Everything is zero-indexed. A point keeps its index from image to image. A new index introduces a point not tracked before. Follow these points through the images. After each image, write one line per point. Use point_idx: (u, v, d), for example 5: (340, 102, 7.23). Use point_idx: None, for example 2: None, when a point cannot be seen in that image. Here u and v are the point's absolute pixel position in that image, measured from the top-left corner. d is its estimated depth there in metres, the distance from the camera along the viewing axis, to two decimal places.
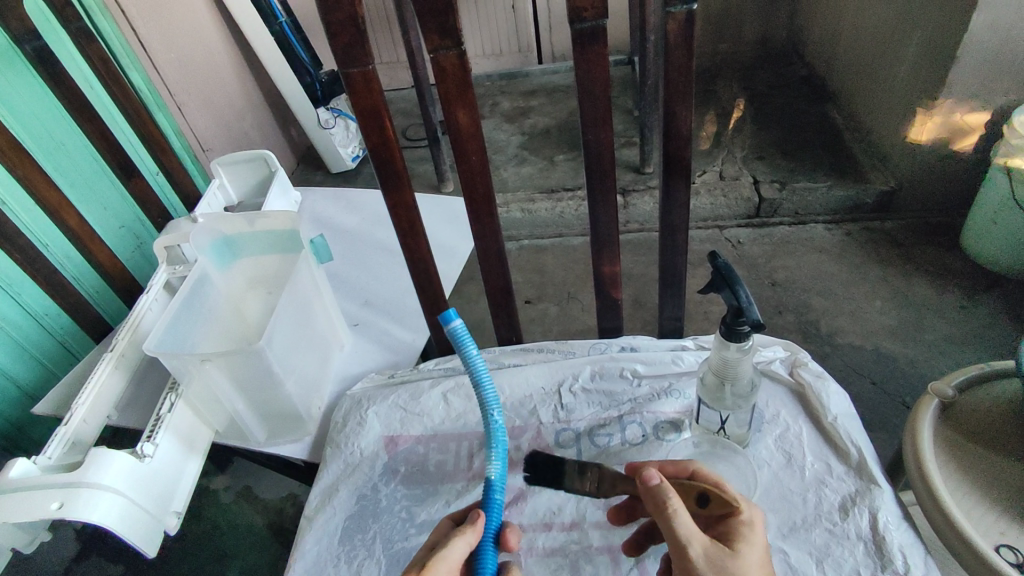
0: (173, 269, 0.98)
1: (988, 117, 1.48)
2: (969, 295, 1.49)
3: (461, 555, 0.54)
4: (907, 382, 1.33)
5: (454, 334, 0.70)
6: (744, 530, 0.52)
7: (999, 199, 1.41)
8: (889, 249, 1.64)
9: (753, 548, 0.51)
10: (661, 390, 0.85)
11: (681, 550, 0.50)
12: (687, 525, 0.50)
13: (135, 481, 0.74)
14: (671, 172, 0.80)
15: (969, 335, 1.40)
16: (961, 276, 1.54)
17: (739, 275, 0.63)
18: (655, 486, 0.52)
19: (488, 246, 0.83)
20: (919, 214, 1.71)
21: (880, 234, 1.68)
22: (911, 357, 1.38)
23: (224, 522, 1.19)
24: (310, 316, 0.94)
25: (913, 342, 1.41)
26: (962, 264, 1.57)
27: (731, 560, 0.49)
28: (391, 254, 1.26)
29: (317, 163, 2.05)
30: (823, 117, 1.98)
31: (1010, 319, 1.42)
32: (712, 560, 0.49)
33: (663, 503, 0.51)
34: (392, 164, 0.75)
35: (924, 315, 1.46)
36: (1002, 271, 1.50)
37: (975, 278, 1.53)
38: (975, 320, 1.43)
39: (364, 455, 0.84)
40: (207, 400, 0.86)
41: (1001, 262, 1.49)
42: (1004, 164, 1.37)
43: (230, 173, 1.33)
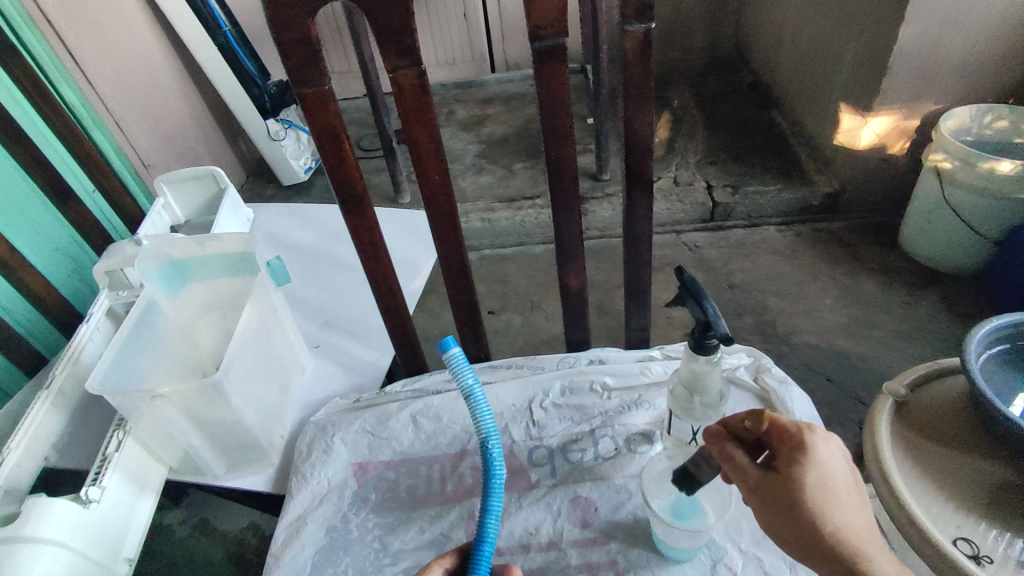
0: (116, 294, 0.92)
1: (918, 122, 1.57)
2: (912, 291, 1.57)
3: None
4: (860, 376, 1.39)
5: (453, 362, 0.64)
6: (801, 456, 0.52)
7: (932, 201, 1.52)
8: (838, 249, 1.71)
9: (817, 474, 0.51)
10: (631, 402, 0.85)
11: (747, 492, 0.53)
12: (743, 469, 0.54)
13: (79, 530, 0.70)
14: (632, 186, 0.81)
15: (914, 329, 1.47)
16: (903, 273, 1.62)
17: (704, 289, 0.63)
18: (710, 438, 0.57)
19: (452, 264, 0.82)
20: (862, 215, 1.79)
21: (827, 234, 1.75)
22: (863, 352, 1.43)
23: (181, 558, 1.13)
24: (269, 342, 0.91)
25: (863, 338, 1.47)
26: (903, 262, 1.65)
27: (791, 492, 0.51)
28: (350, 271, 1.23)
29: (269, 176, 1.99)
30: (769, 122, 2.05)
31: (950, 313, 1.49)
32: (774, 497, 0.52)
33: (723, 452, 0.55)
34: (351, 185, 0.73)
35: (872, 311, 1.53)
36: (940, 267, 1.59)
37: (916, 274, 1.61)
38: (918, 314, 1.50)
39: (331, 485, 0.81)
40: (158, 435, 0.81)
41: (940, 262, 1.58)
42: (934, 169, 1.47)
43: (177, 192, 1.29)
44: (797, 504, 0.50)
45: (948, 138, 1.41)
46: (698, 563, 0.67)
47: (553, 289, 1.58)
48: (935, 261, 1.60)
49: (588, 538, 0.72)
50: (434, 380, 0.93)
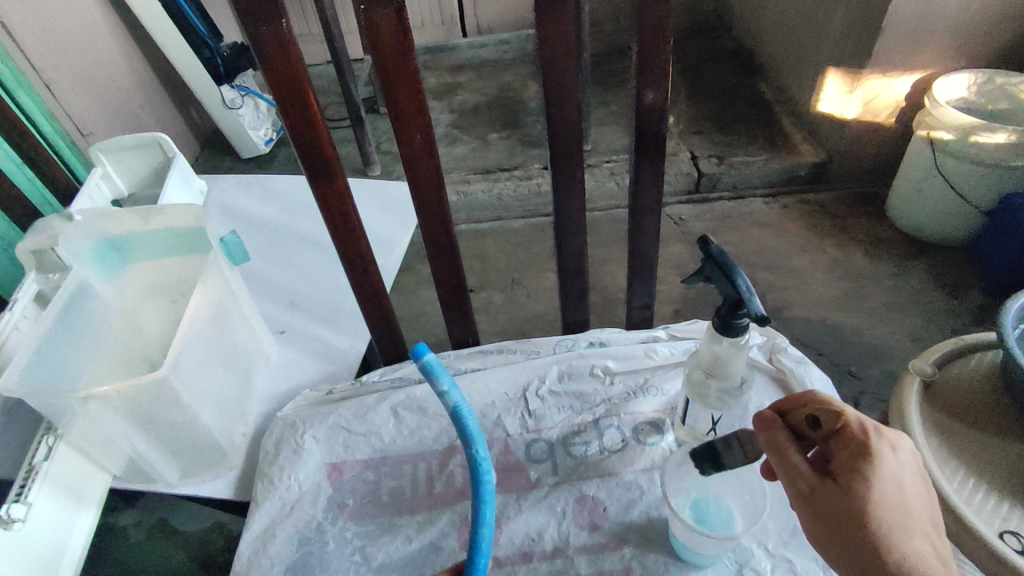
0: (46, 278, 0.76)
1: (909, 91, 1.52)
2: (900, 262, 1.52)
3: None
4: (853, 351, 1.34)
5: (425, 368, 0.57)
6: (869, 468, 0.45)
7: (922, 168, 1.46)
8: (824, 220, 1.65)
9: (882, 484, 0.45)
10: (637, 388, 0.77)
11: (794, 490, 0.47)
12: (795, 466, 0.47)
13: (3, 556, 0.59)
14: (642, 149, 0.72)
15: (907, 300, 1.43)
16: (889, 244, 1.57)
17: (735, 263, 0.55)
18: (762, 424, 0.49)
19: (438, 239, 0.72)
20: (848, 186, 1.73)
21: (813, 205, 1.70)
22: (856, 325, 1.38)
23: (136, 565, 1.02)
24: (227, 329, 0.79)
25: (857, 310, 1.42)
26: (891, 233, 1.60)
27: (847, 500, 0.45)
28: (318, 248, 1.11)
29: (224, 147, 1.83)
30: (752, 90, 1.97)
31: (938, 285, 1.45)
32: (827, 504, 0.45)
33: (771, 443, 0.48)
34: (320, 150, 0.62)
35: (862, 284, 1.48)
36: (926, 238, 1.55)
37: (904, 246, 1.56)
38: (907, 288, 1.46)
39: (302, 490, 0.71)
40: (97, 441, 0.70)
41: (927, 231, 1.54)
42: (927, 138, 1.42)
43: (117, 161, 1.14)
44: (854, 517, 0.44)
45: (945, 107, 1.35)
46: (722, 568, 0.61)
47: (536, 265, 1.49)
48: (922, 232, 1.55)
49: (597, 543, 0.64)
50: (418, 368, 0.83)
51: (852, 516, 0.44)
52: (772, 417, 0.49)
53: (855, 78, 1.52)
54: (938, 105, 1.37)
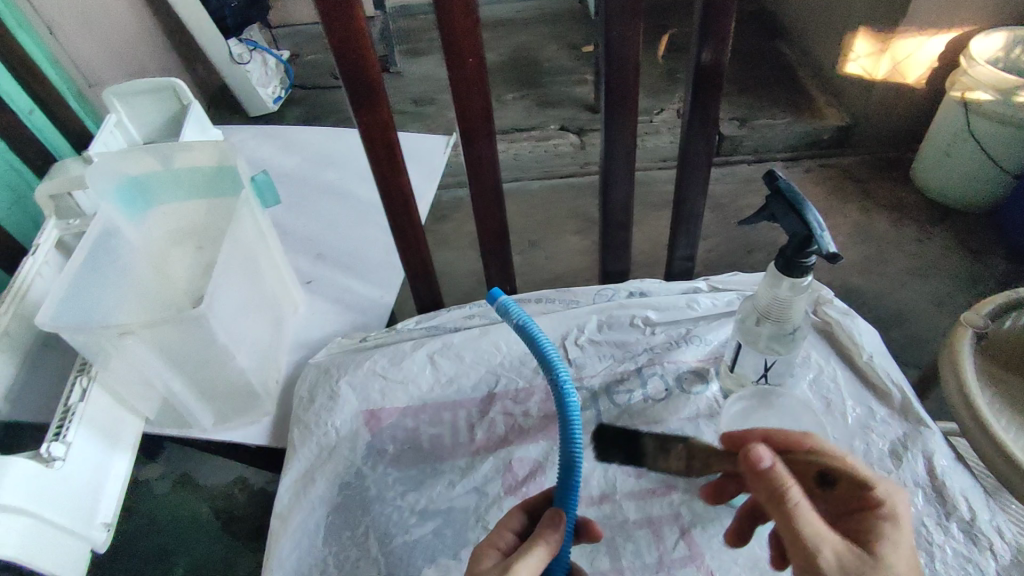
0: (66, 224, 0.76)
1: (947, 48, 1.39)
2: (923, 228, 1.39)
3: (540, 563, 0.46)
4: (873, 317, 1.25)
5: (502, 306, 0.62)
6: (884, 525, 0.44)
7: (952, 132, 1.32)
8: (846, 184, 1.51)
9: (899, 544, 0.43)
10: (679, 338, 0.76)
11: (808, 553, 0.41)
12: (811, 524, 0.42)
13: (46, 494, 0.58)
14: (697, 88, 0.69)
15: (927, 268, 1.32)
16: (913, 209, 1.44)
17: (804, 197, 0.53)
18: (768, 472, 0.44)
19: (483, 177, 0.71)
20: (871, 151, 1.58)
21: (836, 169, 1.54)
22: (876, 290, 1.29)
23: (162, 516, 1.02)
24: (259, 272, 0.77)
25: (876, 275, 1.31)
26: (914, 198, 1.46)
27: (870, 566, 0.41)
28: (340, 198, 1.07)
29: (231, 106, 1.77)
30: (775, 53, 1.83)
31: (962, 252, 1.34)
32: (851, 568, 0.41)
33: (784, 495, 0.43)
34: (367, 75, 0.59)
35: (883, 249, 1.36)
36: (952, 203, 1.41)
37: (927, 212, 1.43)
38: (931, 253, 1.34)
39: (340, 436, 0.70)
40: (133, 384, 0.69)
41: (955, 198, 1.40)
42: (961, 99, 1.27)
43: (130, 108, 1.07)
44: None
45: (985, 66, 1.21)
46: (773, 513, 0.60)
47: (553, 226, 1.45)
48: (947, 196, 1.41)
49: (646, 489, 0.64)
50: (453, 317, 0.82)
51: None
52: (779, 465, 0.44)
53: (886, 37, 1.40)
54: (976, 64, 1.23)
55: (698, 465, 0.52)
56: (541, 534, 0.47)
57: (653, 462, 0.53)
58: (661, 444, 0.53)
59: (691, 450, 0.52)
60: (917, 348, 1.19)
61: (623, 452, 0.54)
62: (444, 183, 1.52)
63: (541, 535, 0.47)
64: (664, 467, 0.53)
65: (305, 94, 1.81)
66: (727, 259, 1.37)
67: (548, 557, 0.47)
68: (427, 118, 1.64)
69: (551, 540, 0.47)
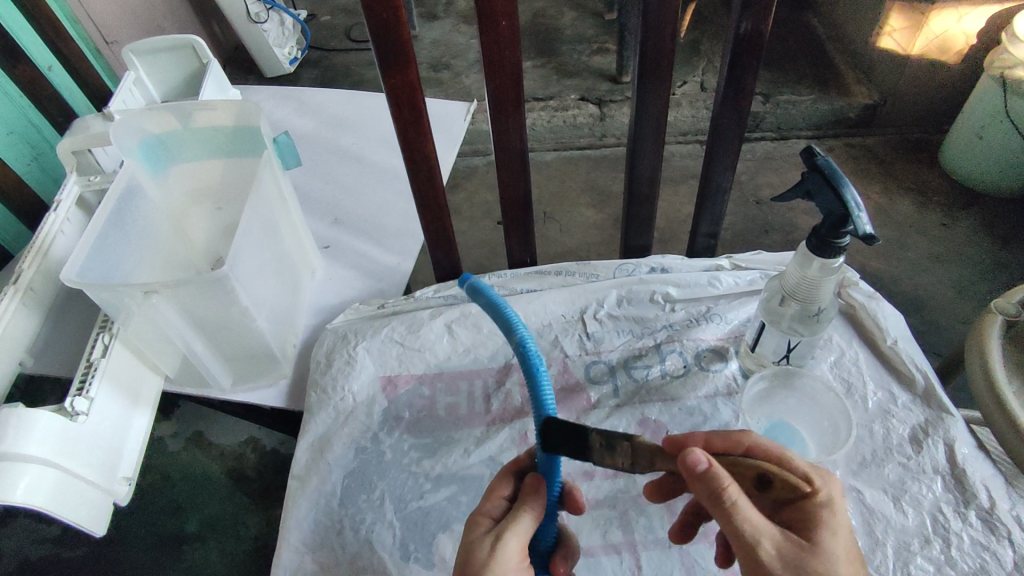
0: (87, 180, 0.75)
1: (983, 24, 1.32)
2: (949, 213, 1.36)
3: (528, 527, 0.47)
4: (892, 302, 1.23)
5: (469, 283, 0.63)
6: (824, 515, 0.44)
7: (988, 114, 1.26)
8: (870, 165, 1.47)
9: (838, 534, 0.44)
10: (699, 316, 0.75)
11: (750, 549, 0.42)
12: (750, 520, 0.42)
13: (70, 446, 0.59)
14: (734, 57, 0.67)
15: (950, 252, 1.29)
16: (939, 192, 1.40)
17: (843, 175, 0.51)
18: (706, 474, 0.42)
19: (510, 145, 0.70)
20: (898, 130, 1.53)
21: (859, 149, 1.50)
22: (895, 275, 1.26)
23: (176, 472, 1.04)
24: (278, 236, 0.77)
25: (896, 260, 1.29)
26: (940, 181, 1.42)
27: (810, 555, 0.42)
28: (357, 162, 1.05)
29: (245, 66, 1.74)
30: (800, 25, 1.71)
31: (987, 238, 1.31)
32: (790, 558, 0.42)
33: (720, 496, 0.42)
34: (395, 31, 0.57)
35: (905, 233, 1.33)
36: (980, 187, 1.37)
37: (954, 195, 1.39)
38: (955, 238, 1.31)
39: (358, 401, 0.70)
40: (153, 341, 0.69)
41: (980, 178, 1.36)
42: (999, 77, 1.21)
43: (150, 67, 1.05)
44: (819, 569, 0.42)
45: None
46: None
47: (568, 199, 1.43)
48: (976, 179, 1.37)
49: None
50: None
51: (816, 570, 0.42)
52: (716, 466, 0.42)
53: (920, 16, 1.33)
54: (1016, 40, 1.17)
55: (643, 463, 0.46)
56: (525, 500, 0.48)
57: (599, 458, 0.46)
58: (606, 441, 0.46)
59: (634, 447, 0.45)
60: (932, 334, 1.18)
61: (567, 443, 0.48)
62: (459, 151, 1.50)
63: (526, 501, 0.48)
64: (610, 463, 0.46)
65: (320, 56, 1.78)
66: (744, 238, 1.35)
67: (535, 521, 0.48)
68: (443, 84, 1.60)
69: (535, 505, 0.48)
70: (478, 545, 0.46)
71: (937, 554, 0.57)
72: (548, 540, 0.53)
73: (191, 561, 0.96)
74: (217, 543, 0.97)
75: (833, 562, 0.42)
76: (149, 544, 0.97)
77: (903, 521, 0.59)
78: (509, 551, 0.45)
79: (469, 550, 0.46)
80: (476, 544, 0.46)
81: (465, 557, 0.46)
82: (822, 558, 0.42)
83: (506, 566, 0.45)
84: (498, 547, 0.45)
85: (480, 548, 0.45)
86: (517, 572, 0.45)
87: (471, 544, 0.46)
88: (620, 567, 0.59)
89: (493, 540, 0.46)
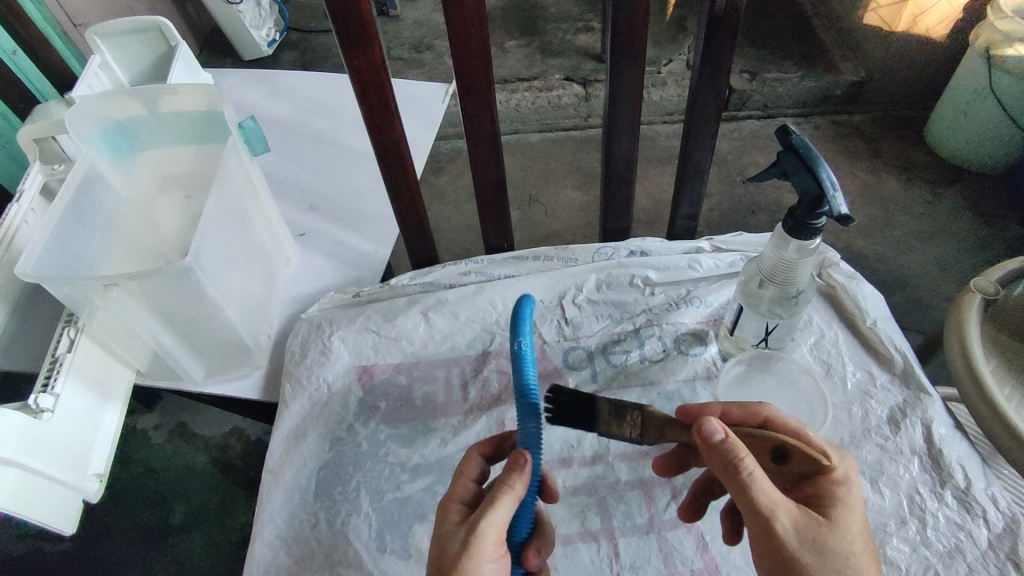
0: (51, 169, 0.72)
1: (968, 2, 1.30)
2: (934, 190, 1.35)
3: (506, 513, 0.45)
4: (877, 282, 1.23)
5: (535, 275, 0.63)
6: (840, 491, 0.44)
7: (973, 90, 1.25)
8: (857, 142, 1.45)
9: (853, 508, 0.44)
10: (679, 299, 0.74)
11: (767, 523, 0.41)
12: (767, 493, 0.42)
13: (33, 445, 0.57)
14: (710, 33, 0.65)
15: (935, 230, 1.29)
16: (925, 168, 1.39)
17: (819, 155, 0.50)
18: (721, 445, 0.42)
19: (481, 128, 0.68)
20: (884, 107, 1.52)
21: (845, 127, 1.49)
22: (879, 253, 1.26)
23: (159, 465, 1.03)
24: (247, 224, 0.75)
25: (882, 238, 1.28)
26: (927, 157, 1.41)
27: (827, 531, 0.42)
28: (331, 146, 1.02)
29: (222, 50, 1.70)
30: None
31: (973, 215, 1.30)
32: (807, 536, 0.42)
33: (737, 466, 0.42)
34: (355, 8, 0.55)
35: (892, 211, 1.32)
36: (965, 163, 1.37)
37: (939, 171, 1.39)
38: (940, 216, 1.31)
39: (333, 391, 0.69)
40: (121, 335, 0.67)
41: (966, 157, 1.35)
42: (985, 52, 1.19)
43: (115, 49, 1.00)
44: (836, 547, 0.42)
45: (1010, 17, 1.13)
46: None
47: (554, 182, 1.41)
48: (960, 156, 1.36)
49: (637, 451, 0.64)
50: (448, 273, 0.79)
51: (832, 545, 0.41)
52: (732, 437, 0.43)
53: None
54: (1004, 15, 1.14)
55: (652, 434, 0.49)
56: (503, 483, 0.46)
57: (607, 427, 0.50)
58: (616, 408, 0.50)
59: (645, 418, 0.49)
60: (916, 314, 1.18)
61: (573, 414, 0.51)
62: (442, 134, 1.47)
63: (506, 482, 0.46)
64: (619, 433, 0.50)
65: (299, 38, 1.74)
66: (730, 219, 1.34)
67: (514, 505, 0.46)
68: (425, 65, 1.57)
69: (516, 486, 0.46)
70: (451, 535, 0.45)
71: (913, 535, 0.57)
72: (522, 533, 0.51)
73: (176, 552, 0.95)
74: (202, 534, 0.96)
75: (849, 539, 0.42)
76: (131, 537, 0.96)
77: (880, 502, 0.59)
78: (484, 541, 0.44)
79: (442, 539, 0.45)
80: (449, 534, 0.45)
81: (440, 547, 0.45)
82: (840, 535, 0.42)
83: (483, 555, 0.44)
84: (473, 538, 0.44)
85: (454, 539, 0.44)
86: (491, 562, 0.44)
87: (444, 532, 0.46)
88: (597, 555, 0.59)
89: (467, 529, 0.44)
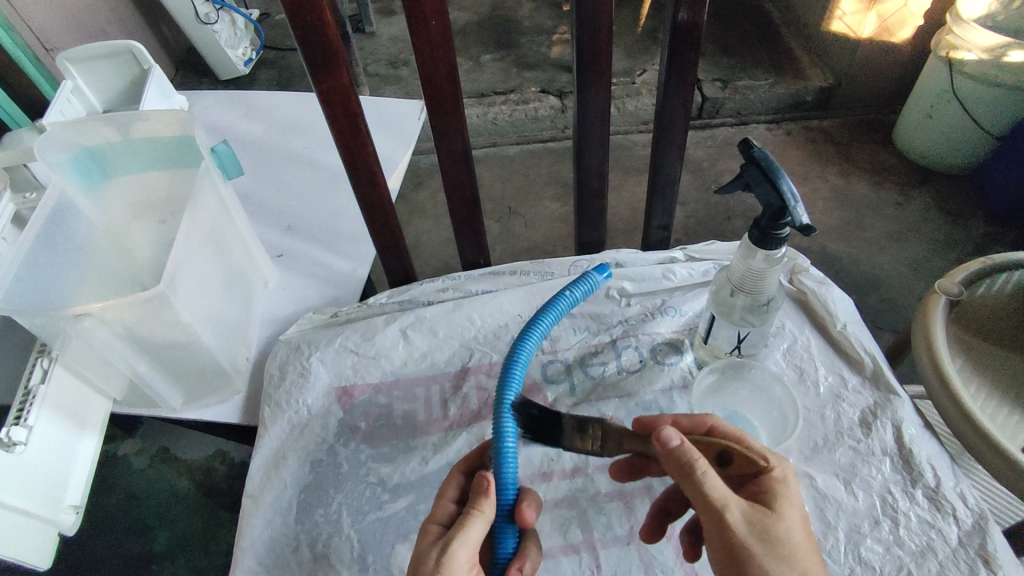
0: (23, 197, 0.71)
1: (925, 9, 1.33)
2: (904, 191, 1.38)
3: (478, 534, 0.46)
4: (850, 283, 1.25)
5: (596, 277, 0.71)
6: (780, 487, 0.45)
7: (935, 92, 1.29)
8: (828, 147, 1.49)
9: (793, 500, 0.45)
10: (654, 309, 0.75)
11: (719, 518, 0.43)
12: (718, 490, 0.43)
13: (5, 479, 0.57)
14: (673, 48, 0.66)
15: (905, 230, 1.32)
16: (894, 171, 1.43)
17: (779, 165, 0.51)
18: (676, 449, 0.45)
19: (452, 146, 0.69)
20: (852, 112, 1.56)
21: (816, 132, 1.52)
22: (853, 256, 1.29)
23: (141, 491, 1.02)
24: (223, 248, 0.75)
25: (855, 240, 1.31)
26: (896, 160, 1.45)
27: (771, 521, 0.43)
28: (307, 165, 1.02)
29: (198, 70, 1.69)
30: (757, 8, 1.72)
31: (941, 214, 1.34)
32: (756, 527, 0.42)
33: (690, 466, 0.44)
34: (321, 34, 0.56)
35: (863, 213, 1.35)
36: (931, 166, 1.41)
37: (907, 173, 1.42)
38: (910, 217, 1.34)
39: (312, 413, 0.69)
40: (96, 364, 0.66)
41: (932, 159, 1.39)
42: (946, 57, 1.22)
43: (88, 74, 0.99)
44: (781, 535, 0.42)
45: (970, 24, 1.16)
46: None
47: (533, 193, 1.42)
48: (926, 158, 1.40)
49: None
50: (426, 290, 0.80)
51: (778, 534, 0.42)
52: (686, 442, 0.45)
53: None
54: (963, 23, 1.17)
55: (611, 445, 0.52)
56: (475, 505, 0.47)
57: (572, 441, 0.54)
58: (578, 424, 0.54)
59: (607, 430, 0.53)
60: (890, 313, 1.20)
61: (537, 427, 0.55)
62: (421, 149, 1.48)
63: (476, 504, 0.47)
64: (581, 447, 0.53)
65: (276, 57, 1.74)
66: (706, 226, 1.36)
67: (486, 525, 0.47)
68: (403, 81, 1.58)
69: (485, 508, 0.47)
70: (427, 554, 0.45)
71: (886, 535, 0.58)
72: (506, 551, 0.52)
73: None
74: (187, 560, 0.95)
75: (790, 529, 0.43)
76: (113, 566, 0.94)
77: (853, 504, 0.60)
78: (456, 561, 0.44)
79: (417, 560, 0.46)
80: (424, 555, 0.45)
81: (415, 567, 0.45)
82: (783, 525, 0.43)
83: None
84: (444, 558, 0.44)
85: (428, 558, 0.45)
86: None
87: (420, 555, 0.46)
88: (579, 567, 0.59)
89: (440, 550, 0.45)
